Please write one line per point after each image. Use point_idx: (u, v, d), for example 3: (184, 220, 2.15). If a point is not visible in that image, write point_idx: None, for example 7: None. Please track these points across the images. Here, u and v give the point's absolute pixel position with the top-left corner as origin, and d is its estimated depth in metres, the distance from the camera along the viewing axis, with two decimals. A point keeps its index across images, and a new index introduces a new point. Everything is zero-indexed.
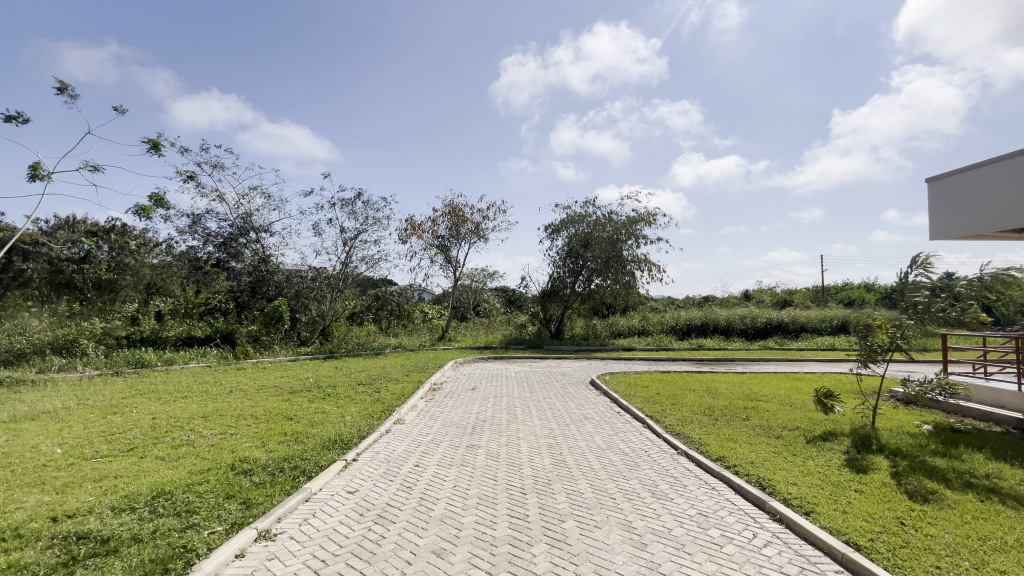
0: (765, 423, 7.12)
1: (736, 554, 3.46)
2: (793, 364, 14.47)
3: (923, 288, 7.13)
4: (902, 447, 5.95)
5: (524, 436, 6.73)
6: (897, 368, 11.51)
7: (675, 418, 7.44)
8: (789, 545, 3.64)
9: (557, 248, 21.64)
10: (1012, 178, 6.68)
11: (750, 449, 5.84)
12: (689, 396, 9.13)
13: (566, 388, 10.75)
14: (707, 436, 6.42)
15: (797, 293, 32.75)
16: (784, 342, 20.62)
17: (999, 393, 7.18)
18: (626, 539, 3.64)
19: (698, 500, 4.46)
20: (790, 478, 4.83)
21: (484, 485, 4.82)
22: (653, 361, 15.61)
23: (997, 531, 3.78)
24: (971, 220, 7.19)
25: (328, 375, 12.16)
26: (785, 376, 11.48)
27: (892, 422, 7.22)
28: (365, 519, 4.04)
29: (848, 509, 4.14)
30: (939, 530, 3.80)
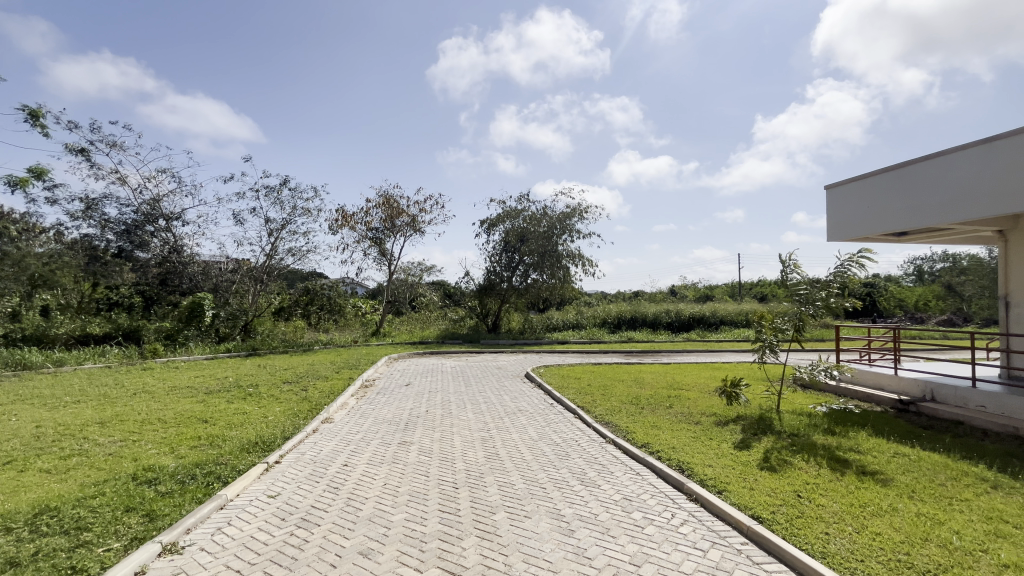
0: (685, 410, 7.62)
1: (656, 534, 3.67)
2: (712, 354, 15.56)
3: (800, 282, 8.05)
4: (801, 429, 6.58)
5: (458, 431, 6.70)
6: (798, 356, 12.75)
7: (605, 408, 7.76)
8: (703, 522, 3.92)
9: (494, 243, 21.68)
10: (888, 192, 7.67)
11: (672, 435, 6.20)
12: (618, 387, 9.54)
13: (501, 381, 10.86)
14: (634, 424, 6.74)
15: (716, 288, 35.34)
16: (704, 334, 22.05)
17: (878, 376, 8.13)
18: (554, 526, 3.75)
19: (623, 485, 4.68)
20: (705, 461, 5.20)
21: (416, 482, 4.75)
22: (585, 354, 16.11)
23: (874, 498, 4.30)
24: (860, 225, 8.15)
25: (250, 374, 11.40)
26: (704, 366, 12.32)
27: (793, 405, 7.97)
28: (287, 523, 3.85)
29: (754, 485, 4.53)
30: (828, 500, 4.25)
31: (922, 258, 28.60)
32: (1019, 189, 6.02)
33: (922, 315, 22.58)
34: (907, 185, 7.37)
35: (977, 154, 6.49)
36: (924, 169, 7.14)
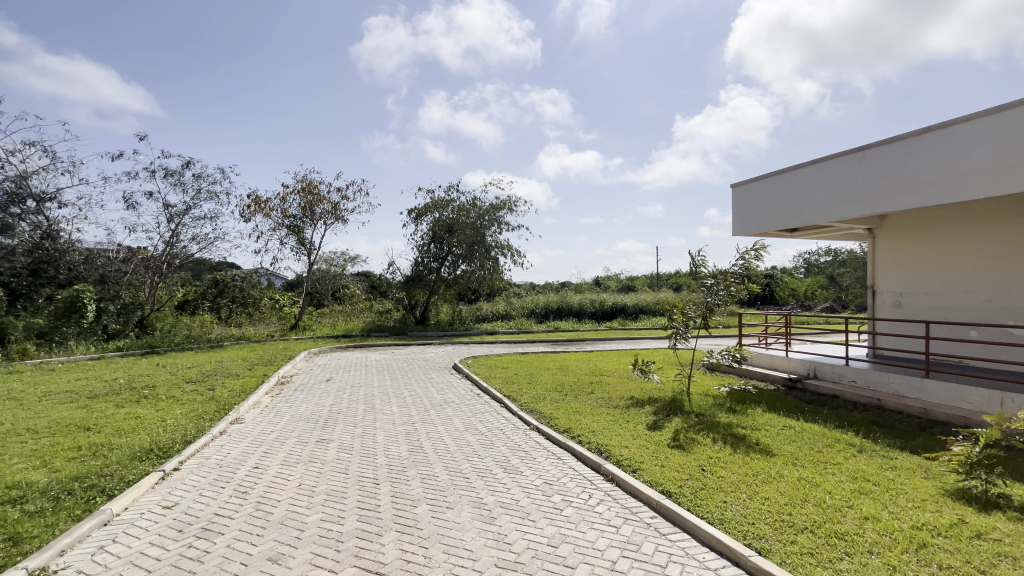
0: (606, 395, 7.99)
1: (573, 515, 3.82)
2: (631, 341, 16.45)
3: (707, 274, 8.74)
4: (707, 408, 7.16)
5: (381, 425, 6.52)
6: (706, 341, 13.84)
7: (530, 396, 7.93)
8: (617, 500, 4.15)
9: (421, 233, 21.23)
10: (783, 192, 8.49)
11: (593, 420, 6.46)
12: (544, 375, 9.78)
13: (428, 373, 10.70)
14: (557, 411, 6.95)
15: (637, 279, 37.37)
16: (626, 323, 23.21)
17: (773, 357, 9.01)
18: (476, 515, 3.77)
19: (545, 470, 4.82)
20: (622, 442, 5.50)
21: (334, 480, 4.56)
22: (513, 344, 16.31)
23: (765, 467, 4.79)
24: (760, 221, 8.95)
25: (147, 374, 10.31)
26: (624, 353, 12.99)
27: (701, 387, 8.66)
28: (186, 534, 3.54)
29: (664, 462, 4.86)
30: (727, 471, 4.67)
31: (809, 252, 32.11)
32: (884, 193, 6.91)
33: (810, 302, 25.35)
34: (800, 186, 8.20)
35: (853, 161, 7.35)
36: (812, 173, 8.00)
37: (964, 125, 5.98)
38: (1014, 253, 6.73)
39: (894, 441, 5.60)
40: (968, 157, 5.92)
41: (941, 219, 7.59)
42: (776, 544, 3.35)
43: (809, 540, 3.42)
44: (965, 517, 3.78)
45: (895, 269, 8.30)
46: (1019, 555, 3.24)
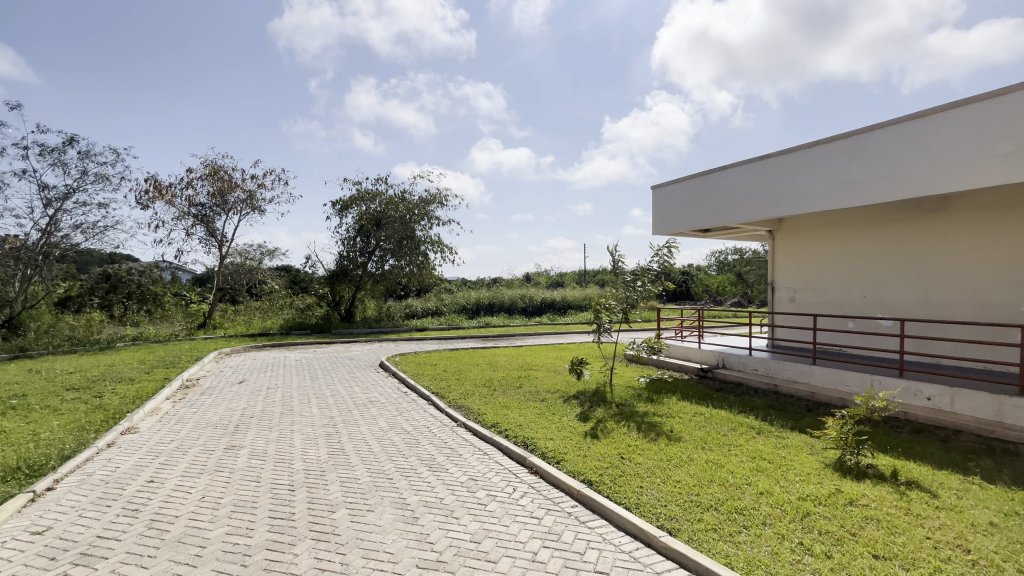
0: (533, 389, 8.14)
1: (497, 509, 3.85)
2: (559, 336, 16.89)
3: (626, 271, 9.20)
4: (628, 398, 7.53)
5: (299, 428, 6.16)
6: (629, 335, 14.55)
7: (458, 393, 7.87)
8: (541, 492, 4.25)
9: (346, 226, 20.33)
10: (697, 195, 9.10)
11: (520, 414, 6.55)
12: (472, 371, 9.75)
13: (352, 372, 10.27)
14: (485, 407, 6.96)
15: (566, 275, 38.41)
16: (555, 318, 23.80)
17: (687, 349, 9.65)
18: (398, 516, 3.68)
19: (471, 466, 4.82)
20: (547, 434, 5.62)
21: (243, 489, 4.24)
22: (442, 340, 16.10)
23: (678, 452, 5.12)
24: (677, 221, 9.54)
25: (16, 382, 8.97)
26: (552, 347, 13.32)
27: (623, 378, 9.12)
28: (60, 561, 3.13)
29: (586, 452, 5.04)
30: (643, 458, 4.93)
31: (720, 252, 34.74)
32: (783, 200, 7.61)
33: (721, 298, 27.46)
34: (711, 190, 8.84)
35: (756, 169, 8.05)
36: (723, 179, 8.63)
37: (845, 141, 6.78)
38: (885, 255, 7.71)
39: (786, 422, 6.22)
40: (848, 170, 6.73)
41: (828, 223, 8.51)
42: (685, 523, 3.60)
43: (713, 517, 3.70)
44: (841, 487, 4.28)
45: (792, 269, 9.18)
46: (881, 517, 3.73)
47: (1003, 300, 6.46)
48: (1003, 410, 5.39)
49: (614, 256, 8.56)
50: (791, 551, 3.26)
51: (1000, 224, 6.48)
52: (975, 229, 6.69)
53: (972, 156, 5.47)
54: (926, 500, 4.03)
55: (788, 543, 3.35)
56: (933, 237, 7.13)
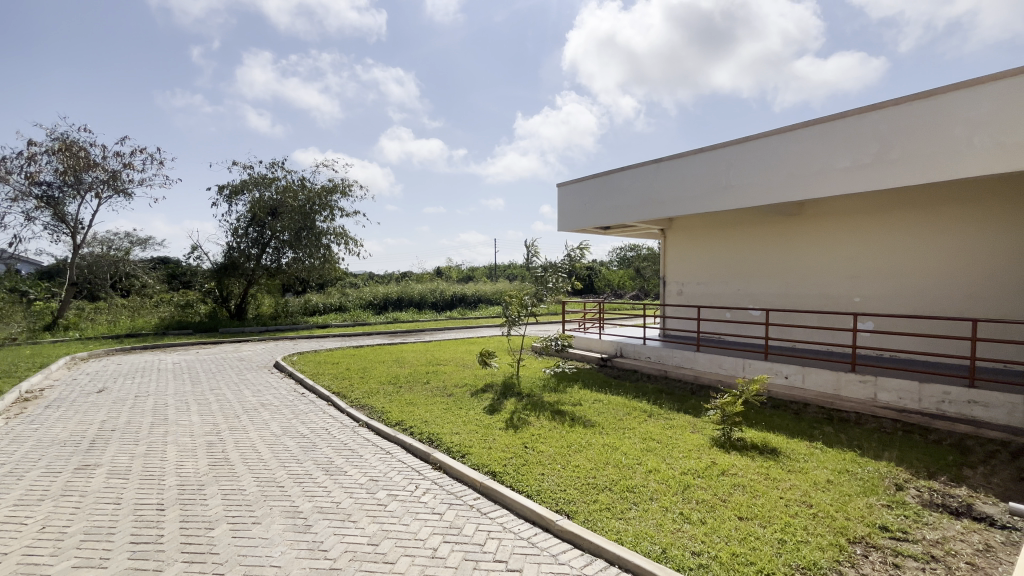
0: (441, 384, 8.07)
1: (398, 509, 3.75)
2: (469, 330, 16.92)
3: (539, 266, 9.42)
4: (534, 389, 7.76)
5: (173, 439, 5.49)
6: (536, 328, 14.98)
7: (362, 391, 7.55)
8: (443, 487, 4.22)
9: (236, 214, 18.48)
10: (599, 194, 9.59)
11: (426, 410, 6.44)
12: (377, 368, 9.40)
13: (241, 374, 9.38)
14: (390, 404, 6.74)
15: (477, 269, 38.61)
16: (465, 312, 23.83)
17: (590, 340, 10.18)
18: (288, 526, 3.44)
19: (372, 466, 4.65)
20: (453, 429, 5.60)
21: (98, 514, 3.68)
22: (346, 337, 15.36)
23: (578, 439, 5.36)
24: (580, 218, 9.98)
25: None
26: (461, 341, 13.30)
27: (530, 370, 9.37)
28: None
29: (491, 444, 5.10)
30: (546, 446, 5.11)
31: (621, 248, 37.18)
32: (673, 202, 8.28)
33: (621, 292, 29.37)
34: (610, 190, 9.36)
35: (650, 172, 8.67)
36: (622, 179, 9.17)
37: (723, 151, 7.55)
38: (756, 253, 8.71)
39: (674, 404, 6.81)
40: (726, 176, 7.50)
41: (710, 223, 9.42)
42: (581, 505, 3.79)
43: (607, 497, 3.94)
44: (715, 460, 4.79)
45: (680, 264, 10.05)
46: (746, 483, 4.23)
47: (844, 291, 7.62)
48: (841, 384, 6.40)
49: (528, 251, 8.70)
50: (673, 521, 3.57)
51: (842, 226, 7.61)
52: (824, 233, 7.80)
53: (820, 169, 6.38)
54: (781, 465, 4.65)
55: (670, 515, 3.68)
56: (793, 238, 8.19)
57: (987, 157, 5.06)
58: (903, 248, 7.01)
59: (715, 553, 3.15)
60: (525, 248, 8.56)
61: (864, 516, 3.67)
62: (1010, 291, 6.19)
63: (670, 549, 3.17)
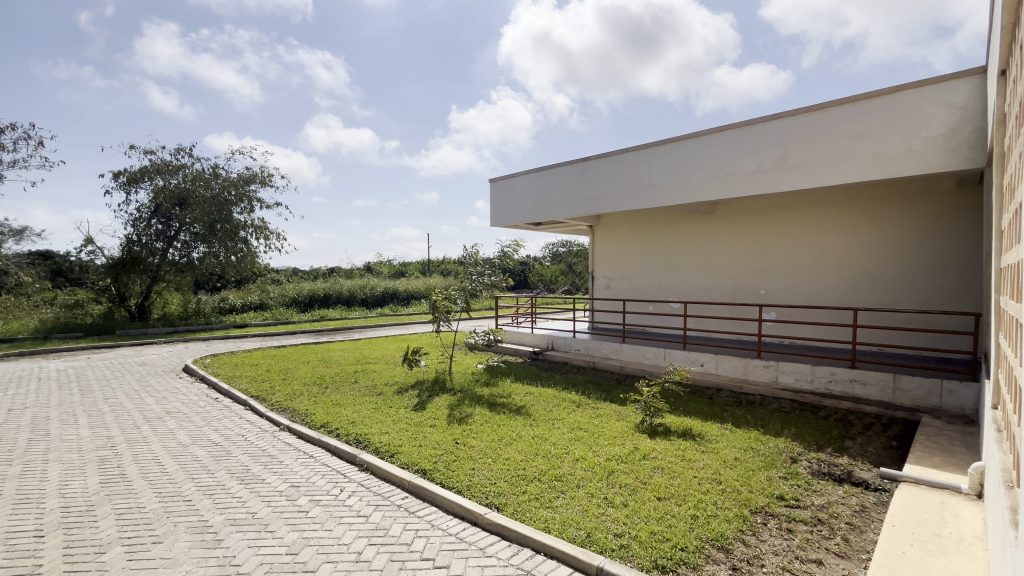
0: (369, 383, 7.82)
1: (321, 514, 3.59)
2: (400, 327, 16.54)
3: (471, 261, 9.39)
4: (466, 384, 7.75)
5: (57, 457, 4.87)
6: (469, 323, 14.95)
7: (284, 393, 7.14)
8: (370, 489, 4.10)
9: (137, 204, 16.68)
10: (530, 189, 9.71)
11: (353, 411, 6.22)
12: (301, 369, 8.92)
13: (143, 381, 8.50)
14: (315, 406, 6.43)
15: (410, 265, 37.80)
16: (397, 309, 23.27)
17: (522, 334, 10.33)
18: (195, 543, 3.18)
19: (293, 472, 4.42)
20: (382, 428, 5.45)
21: None
22: (267, 337, 14.43)
23: (510, 432, 5.42)
24: (513, 213, 10.06)
25: None
26: (392, 338, 12.96)
27: (462, 365, 9.34)
28: None
29: (422, 442, 5.03)
30: (477, 440, 5.12)
31: (553, 244, 38.07)
32: (601, 199, 8.58)
33: (553, 286, 30.06)
34: (542, 186, 9.52)
35: (578, 171, 8.92)
36: (553, 176, 9.34)
37: (646, 152, 7.92)
38: (676, 249, 9.26)
39: (601, 394, 7.09)
40: (648, 176, 7.90)
41: (635, 221, 9.88)
42: (511, 497, 3.84)
43: (536, 487, 4.03)
44: (637, 445, 5.05)
45: (608, 260, 10.45)
46: (665, 465, 4.51)
47: (751, 285, 8.31)
48: (749, 368, 7.02)
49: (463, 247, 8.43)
50: (598, 506, 3.72)
51: (749, 225, 8.29)
52: (735, 231, 8.45)
53: (731, 173, 6.90)
54: (695, 447, 5.00)
55: (595, 500, 3.83)
56: (708, 235, 8.79)
57: (866, 164, 5.73)
58: (801, 246, 7.76)
59: (635, 533, 3.33)
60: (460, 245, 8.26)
61: (764, 488, 4.04)
62: (885, 284, 7.06)
63: (594, 533, 3.31)
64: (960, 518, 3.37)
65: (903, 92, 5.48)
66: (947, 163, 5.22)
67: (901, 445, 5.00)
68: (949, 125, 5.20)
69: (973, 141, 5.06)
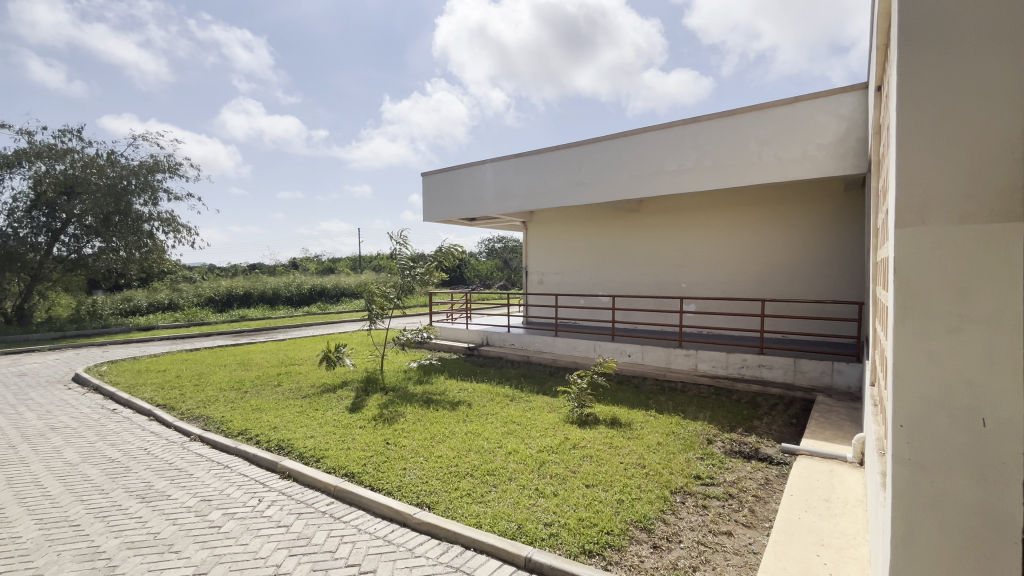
0: (294, 385, 7.40)
1: (236, 528, 3.36)
2: (328, 326, 15.79)
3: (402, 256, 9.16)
4: (398, 382, 7.56)
5: None
6: (403, 321, 14.59)
7: (195, 401, 6.57)
8: (292, 497, 3.88)
9: (13, 192, 14.60)
10: (463, 184, 9.62)
11: (276, 415, 5.85)
12: (216, 373, 8.25)
13: (22, 393, 7.48)
14: (231, 413, 5.98)
15: (340, 261, 36.23)
16: (326, 307, 22.22)
17: (456, 330, 10.25)
18: (84, 572, 2.85)
19: (205, 485, 4.09)
20: (307, 432, 5.18)
21: None
22: (176, 340, 13.22)
23: (443, 429, 5.36)
24: (446, 208, 9.92)
25: None
26: (320, 338, 12.35)
27: (394, 364, 9.11)
28: None
29: (350, 444, 4.84)
30: (409, 439, 5.01)
31: (489, 240, 38.12)
32: (533, 195, 8.67)
33: (490, 282, 30.08)
34: (475, 182, 9.46)
35: (511, 166, 8.96)
36: (486, 171, 9.31)
37: (576, 150, 8.12)
38: (605, 245, 9.60)
39: (534, 387, 7.21)
40: (578, 174, 8.11)
41: (566, 218, 10.12)
42: (443, 494, 3.80)
43: (468, 483, 4.01)
44: (568, 435, 5.20)
45: (541, 255, 10.63)
46: (593, 454, 4.67)
47: (672, 279, 8.82)
48: (671, 358, 7.45)
49: (393, 240, 7.69)
50: (528, 497, 3.78)
51: (670, 223, 8.77)
52: (658, 228, 8.91)
53: (655, 172, 7.25)
54: (622, 434, 5.22)
55: (526, 491, 3.89)
56: (634, 232, 9.20)
57: (771, 167, 6.24)
58: (716, 242, 8.34)
59: (565, 521, 3.42)
60: (392, 238, 7.58)
61: (683, 469, 4.31)
62: (786, 277, 7.76)
63: (525, 524, 3.36)
64: (845, 484, 3.79)
65: (801, 102, 6.02)
66: (837, 168, 5.81)
67: (799, 421, 5.54)
68: (839, 134, 5.78)
69: (858, 149, 5.67)
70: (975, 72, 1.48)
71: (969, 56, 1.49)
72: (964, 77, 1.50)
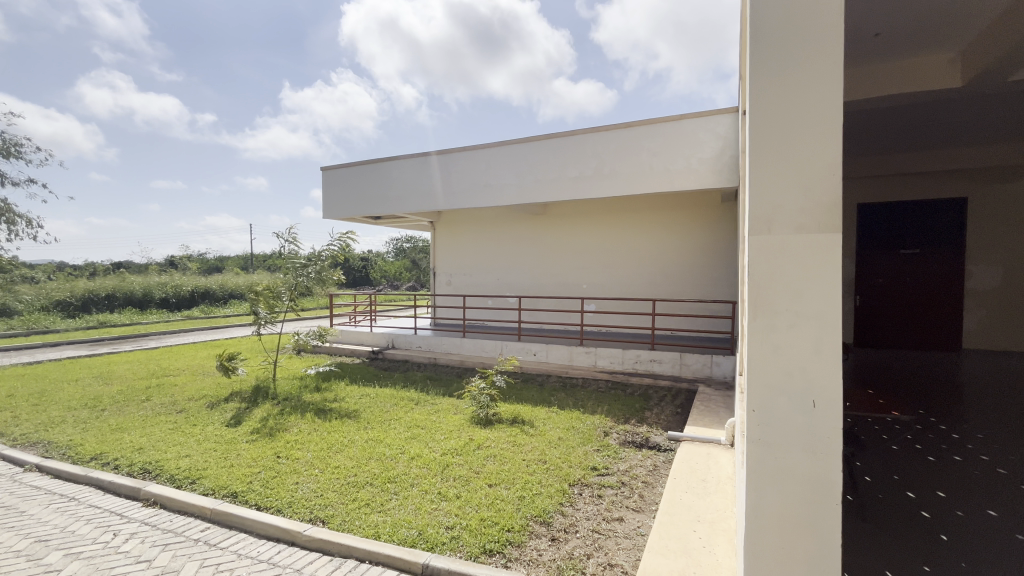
0: (167, 399, 6.56)
1: (80, 570, 2.88)
2: (212, 332, 14.22)
3: (297, 255, 8.54)
4: (293, 391, 7.02)
5: None
6: (301, 325, 13.61)
7: (34, 424, 5.54)
8: (158, 527, 3.42)
9: None
10: (368, 181, 9.21)
11: (142, 435, 5.14)
12: (64, 390, 7.02)
13: None
14: (83, 435, 5.13)
15: (228, 260, 32.86)
16: (210, 311, 20.01)
17: (359, 334, 9.79)
18: None
19: (42, 522, 3.45)
20: (181, 451, 4.61)
21: None
22: (11, 352, 11.06)
23: (341, 438, 5.07)
24: (348, 206, 9.43)
25: None
26: (201, 345, 11.10)
27: (288, 371, 8.46)
28: None
29: (234, 461, 4.39)
30: (303, 452, 4.67)
31: (398, 240, 37.00)
32: (440, 194, 8.54)
33: (398, 283, 29.14)
34: (380, 178, 9.10)
35: (417, 164, 8.76)
36: (392, 169, 9.00)
37: (484, 151, 8.15)
38: (512, 246, 9.77)
39: (440, 389, 7.12)
40: (485, 176, 8.16)
41: (475, 219, 10.14)
42: (338, 507, 3.59)
43: (367, 493, 3.84)
44: (473, 436, 5.19)
45: (449, 256, 10.54)
46: (497, 453, 4.71)
47: (575, 280, 9.22)
48: (573, 355, 7.78)
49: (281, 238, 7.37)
50: (430, 502, 3.71)
51: (573, 226, 9.16)
52: (562, 231, 9.26)
53: (559, 177, 7.51)
54: (526, 431, 5.33)
55: (428, 496, 3.82)
56: (540, 234, 9.47)
57: (661, 177, 6.78)
58: (614, 246, 8.87)
59: (466, 522, 3.41)
60: (280, 237, 7.29)
61: (581, 462, 4.51)
62: (673, 278, 8.48)
63: (426, 530, 3.29)
64: (718, 464, 4.24)
65: (686, 119, 6.62)
66: (714, 181, 6.47)
67: (684, 410, 6.08)
68: (715, 151, 6.44)
69: (731, 165, 6.37)
70: (804, 102, 1.72)
71: (800, 88, 1.73)
72: (796, 105, 1.73)
